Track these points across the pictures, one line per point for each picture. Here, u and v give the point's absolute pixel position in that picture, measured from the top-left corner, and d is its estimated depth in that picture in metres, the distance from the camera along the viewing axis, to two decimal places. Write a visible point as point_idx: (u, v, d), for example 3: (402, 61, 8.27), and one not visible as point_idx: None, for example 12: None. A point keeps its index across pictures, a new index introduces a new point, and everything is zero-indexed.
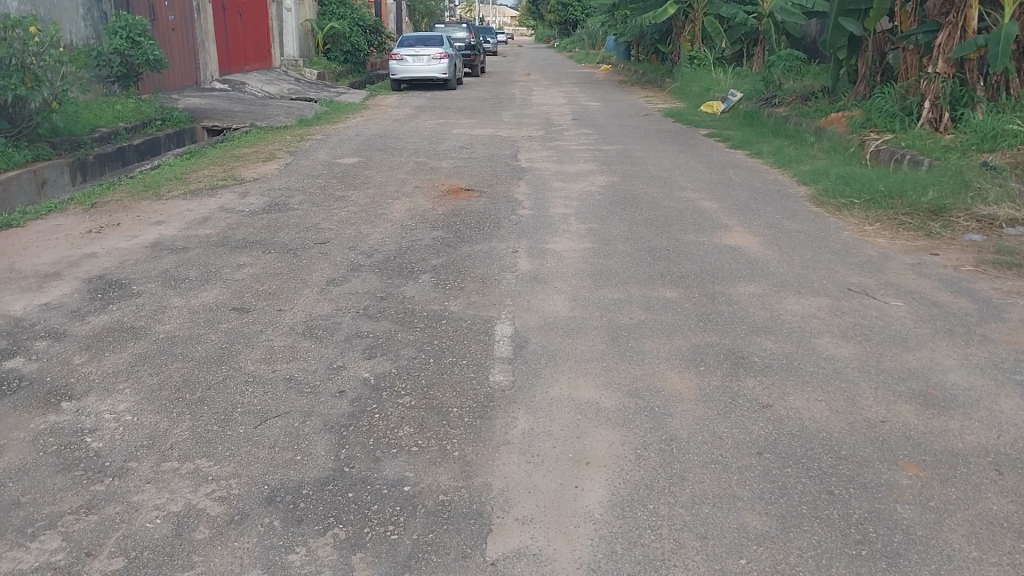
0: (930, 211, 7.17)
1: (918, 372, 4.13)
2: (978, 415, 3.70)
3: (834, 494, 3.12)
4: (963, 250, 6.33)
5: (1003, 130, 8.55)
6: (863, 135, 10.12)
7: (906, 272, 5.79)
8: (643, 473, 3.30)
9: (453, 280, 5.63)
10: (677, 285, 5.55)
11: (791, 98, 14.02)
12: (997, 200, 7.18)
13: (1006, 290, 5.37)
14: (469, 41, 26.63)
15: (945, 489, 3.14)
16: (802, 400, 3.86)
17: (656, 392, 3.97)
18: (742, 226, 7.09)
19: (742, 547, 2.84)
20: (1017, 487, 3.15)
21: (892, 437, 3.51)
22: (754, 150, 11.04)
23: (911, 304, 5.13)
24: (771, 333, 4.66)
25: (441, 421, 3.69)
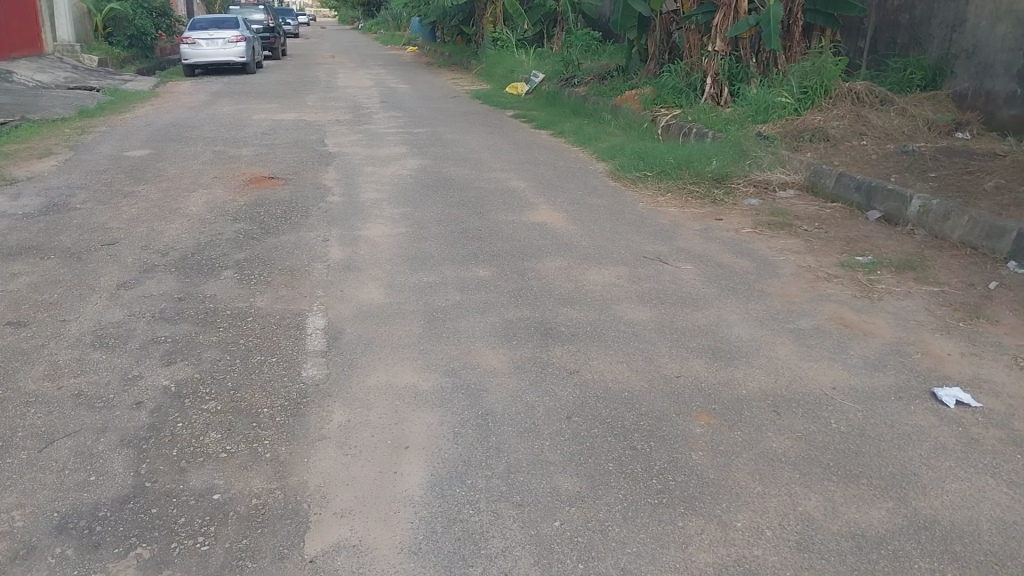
0: (714, 180, 7.78)
1: (707, 329, 4.49)
2: (758, 362, 4.08)
3: (637, 449, 3.33)
4: (744, 214, 6.92)
5: (773, 103, 9.38)
6: (654, 112, 10.79)
7: (695, 238, 6.24)
8: (460, 450, 3.35)
9: (258, 274, 5.40)
10: (489, 264, 5.65)
11: (590, 78, 14.61)
12: (770, 166, 7.90)
13: (779, 248, 5.94)
14: (266, 23, 25.45)
15: (733, 432, 3.45)
16: (606, 363, 4.08)
17: (471, 370, 4.04)
18: (548, 204, 7.33)
19: (556, 510, 2.97)
20: (792, 423, 3.51)
21: (686, 390, 3.81)
22: (557, 129, 11.42)
23: (700, 267, 5.55)
24: (578, 303, 4.87)
25: (250, 424, 3.55)
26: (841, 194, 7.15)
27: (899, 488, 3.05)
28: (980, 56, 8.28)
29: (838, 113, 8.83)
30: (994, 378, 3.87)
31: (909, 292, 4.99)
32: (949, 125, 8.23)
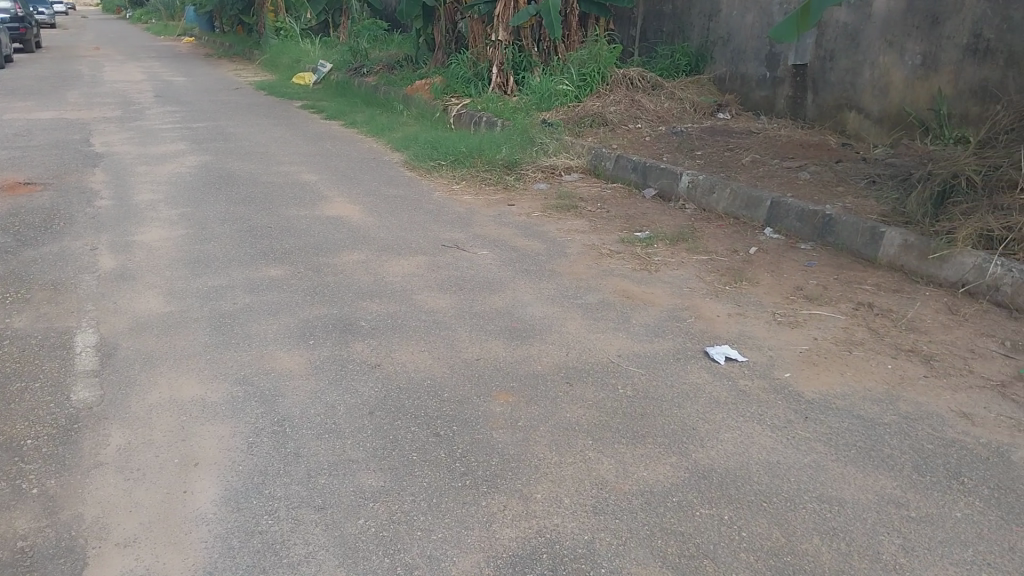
0: (505, 166, 7.96)
1: (503, 311, 4.59)
2: (552, 338, 4.24)
3: (439, 436, 3.35)
4: (534, 198, 7.16)
5: (556, 90, 9.74)
6: (445, 101, 10.90)
7: (489, 223, 6.37)
8: (257, 460, 3.21)
9: (14, 293, 4.83)
10: (281, 262, 5.43)
11: (379, 68, 14.43)
12: (556, 151, 8.21)
13: (568, 229, 6.20)
14: (14, 12, 22.74)
15: (530, 407, 3.57)
16: (406, 354, 4.06)
17: (266, 375, 3.87)
18: (341, 196, 7.17)
19: (359, 507, 2.92)
20: (585, 393, 3.68)
21: (485, 372, 3.88)
22: (348, 120, 11.18)
23: (495, 252, 5.67)
24: (375, 296, 4.81)
25: (10, 459, 3.18)
26: (620, 175, 7.58)
27: (680, 443, 3.29)
28: (733, 43, 9.05)
29: (615, 98, 9.34)
30: (756, 334, 4.28)
31: (683, 262, 5.39)
32: (712, 107, 8.97)
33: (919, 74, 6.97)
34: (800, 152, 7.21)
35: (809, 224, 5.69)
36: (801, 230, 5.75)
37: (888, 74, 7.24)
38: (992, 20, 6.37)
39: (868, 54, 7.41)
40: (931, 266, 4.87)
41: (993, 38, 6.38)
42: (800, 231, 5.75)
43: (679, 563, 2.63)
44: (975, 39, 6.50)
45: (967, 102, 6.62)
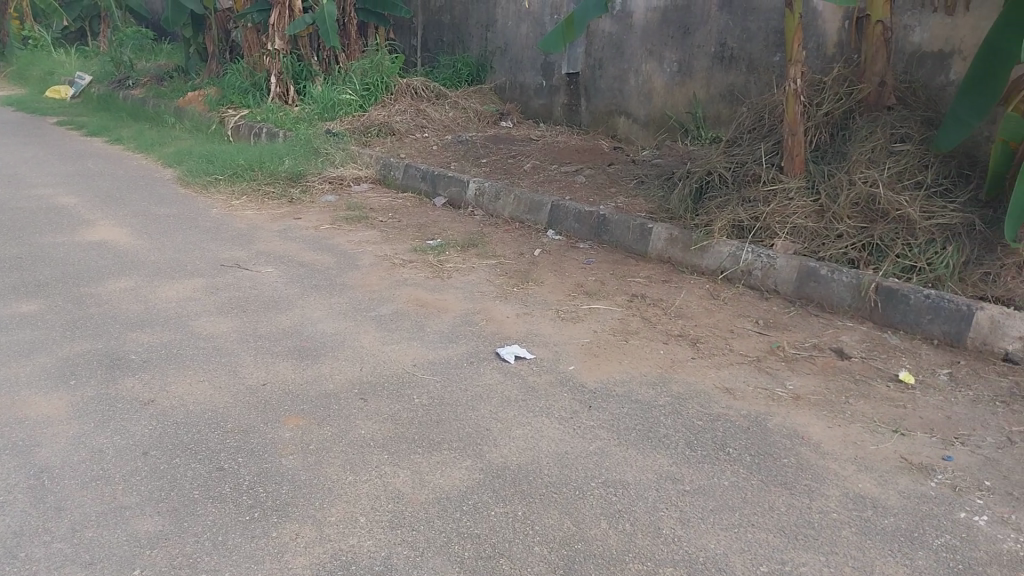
0: (289, 179, 7.68)
1: (290, 331, 4.42)
2: (343, 354, 4.15)
3: (224, 469, 3.16)
4: (321, 211, 6.97)
5: (339, 100, 9.54)
6: (221, 113, 10.36)
7: (274, 239, 6.12)
8: (9, 521, 2.85)
9: None
10: (35, 296, 4.89)
11: (145, 79, 13.43)
12: (342, 161, 8.04)
13: (357, 240, 6.09)
14: None
15: (322, 428, 3.46)
16: (184, 385, 3.79)
17: (19, 424, 3.46)
18: (106, 219, 6.59)
19: (135, 557, 2.69)
20: (378, 407, 3.63)
21: (273, 397, 3.71)
22: (112, 136, 10.30)
23: (280, 269, 5.45)
24: (148, 325, 4.46)
25: None
26: (409, 184, 7.58)
27: (474, 446, 3.33)
28: (511, 53, 9.35)
29: (399, 108, 9.33)
30: (543, 332, 4.43)
31: (472, 267, 5.48)
32: (494, 115, 9.20)
33: (677, 81, 7.58)
34: (577, 156, 7.58)
35: (587, 224, 5.99)
36: (580, 230, 6.04)
37: (650, 81, 7.81)
38: (733, 31, 7.06)
39: (632, 62, 7.94)
40: (694, 257, 5.31)
41: (735, 47, 7.07)
42: (580, 231, 6.04)
43: (477, 566, 2.66)
44: (720, 48, 7.17)
45: (718, 105, 7.29)
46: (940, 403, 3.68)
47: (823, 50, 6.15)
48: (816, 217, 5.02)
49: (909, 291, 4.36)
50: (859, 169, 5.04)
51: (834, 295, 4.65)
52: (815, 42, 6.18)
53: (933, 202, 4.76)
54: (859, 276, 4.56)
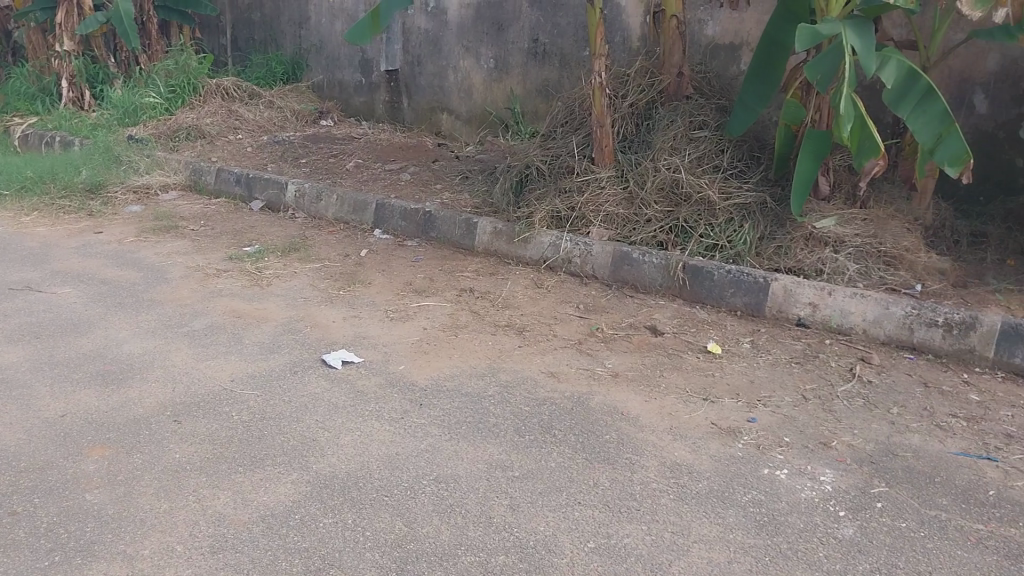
0: (87, 190, 7.09)
1: (93, 355, 4.09)
2: (153, 375, 3.88)
3: (16, 513, 2.87)
4: (125, 222, 6.48)
5: (142, 104, 8.91)
6: (5, 121, 9.40)
7: (71, 257, 5.63)
8: None
9: None
10: None
11: None
12: (147, 169, 7.52)
13: (167, 252, 5.72)
14: None
15: (131, 457, 3.22)
16: None
17: None
18: None
19: None
20: (194, 428, 3.43)
21: (73, 428, 3.41)
22: None
23: (79, 288, 5.02)
24: None
25: None
26: (223, 189, 7.21)
27: (300, 458, 3.22)
28: (326, 51, 9.12)
29: (209, 110, 8.85)
30: (370, 334, 4.36)
31: (294, 272, 5.30)
32: (314, 114, 8.93)
33: (494, 76, 7.69)
34: (400, 154, 7.53)
35: (412, 221, 5.96)
36: (406, 228, 6.00)
37: (469, 77, 7.87)
38: (544, 26, 7.26)
39: (449, 59, 7.97)
40: (517, 248, 5.41)
41: (547, 42, 7.27)
42: (405, 230, 6.00)
43: None
44: (534, 43, 7.35)
45: (535, 100, 7.47)
46: (744, 369, 3.97)
47: (628, 44, 6.44)
48: (627, 203, 5.26)
49: (712, 269, 4.67)
50: (663, 156, 5.32)
51: (647, 277, 4.90)
52: (620, 37, 6.46)
53: (729, 183, 5.10)
54: (668, 257, 4.83)
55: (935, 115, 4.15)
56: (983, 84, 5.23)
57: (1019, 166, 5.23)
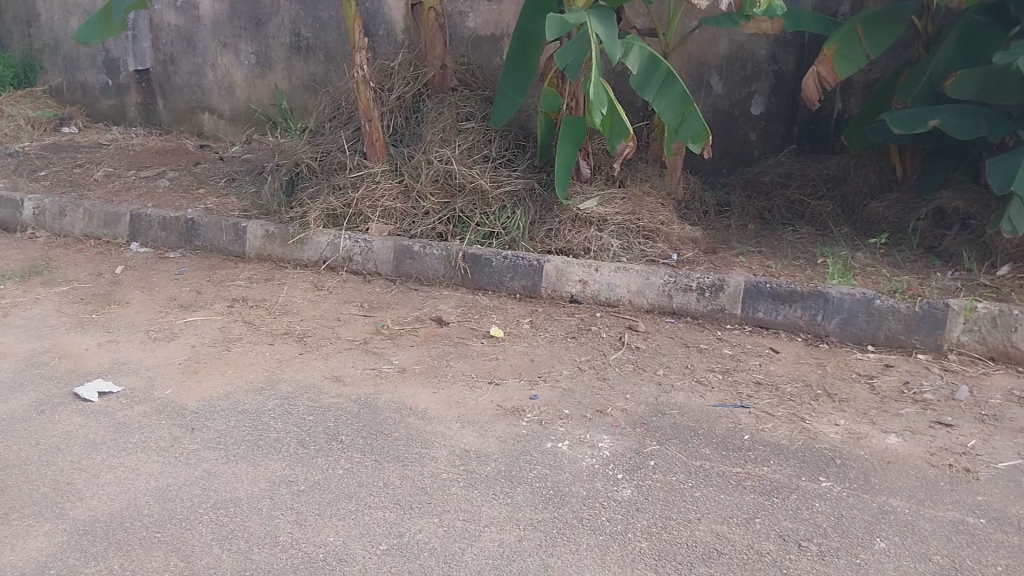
0: None
1: None
2: None
3: None
4: None
5: None
6: None
7: None
8: None
9: None
10: None
11: None
12: None
13: None
14: None
15: None
16: None
17: None
18: None
19: None
20: None
21: None
22: None
23: None
24: None
25: None
26: None
27: (54, 506, 2.89)
28: (62, 51, 8.23)
29: None
30: (132, 358, 4.00)
31: (37, 298, 4.75)
32: (53, 121, 8.04)
33: (257, 73, 7.33)
34: (157, 160, 6.98)
35: (175, 231, 5.54)
36: (168, 238, 5.57)
37: (229, 74, 7.44)
38: (305, 20, 7.03)
39: (205, 55, 7.48)
40: (293, 250, 5.21)
41: (310, 37, 7.06)
42: (167, 240, 5.57)
43: None
44: (296, 37, 7.10)
45: (303, 96, 7.22)
46: (525, 349, 4.09)
47: (393, 36, 6.38)
48: (403, 197, 5.22)
49: (491, 256, 4.76)
50: (433, 147, 5.32)
51: (429, 269, 4.91)
52: (385, 29, 6.38)
53: (500, 171, 5.21)
54: (446, 248, 4.86)
55: (676, 96, 4.46)
56: (716, 67, 5.74)
57: (751, 140, 5.81)
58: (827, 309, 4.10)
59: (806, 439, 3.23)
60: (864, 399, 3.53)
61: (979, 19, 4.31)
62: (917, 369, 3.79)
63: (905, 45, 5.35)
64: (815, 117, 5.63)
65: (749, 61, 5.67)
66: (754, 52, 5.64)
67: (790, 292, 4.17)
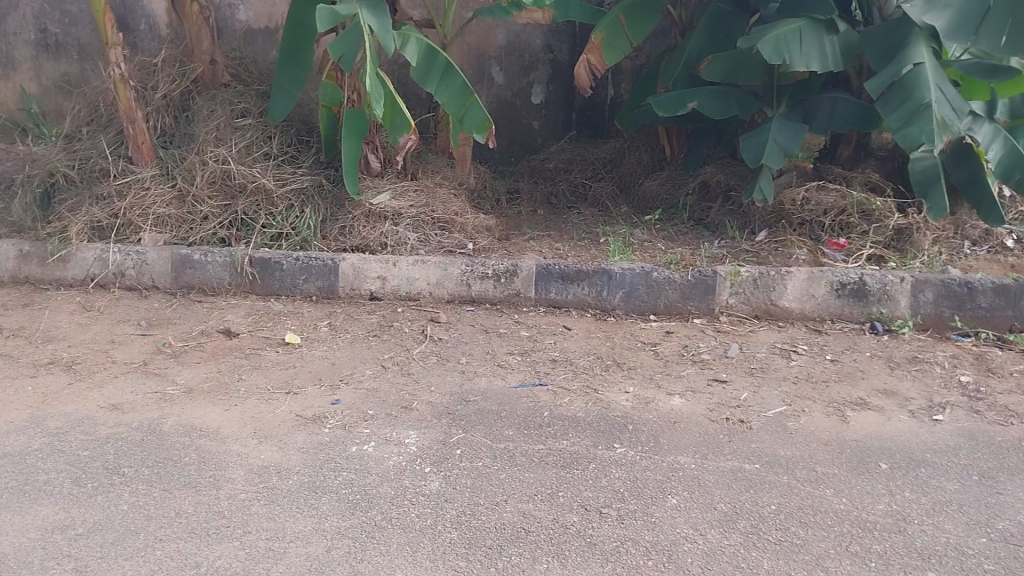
0: None
1: None
2: None
3: None
4: None
5: None
6: None
7: None
8: None
9: None
10: None
11: None
12: None
13: None
14: None
15: None
16: None
17: None
18: None
19: None
20: None
21: None
22: None
23: None
24: None
25: None
26: None
27: None
28: None
29: None
30: None
31: None
32: None
33: None
34: None
35: None
36: None
37: None
38: (51, 15, 6.35)
39: None
40: (54, 270, 4.71)
41: (58, 33, 6.39)
42: None
43: None
44: (41, 34, 6.39)
45: (56, 98, 6.52)
46: (323, 352, 3.96)
47: (155, 31, 5.91)
48: (178, 202, 4.88)
49: (280, 258, 4.56)
50: (207, 147, 4.99)
51: (213, 277, 4.63)
52: (145, 23, 5.89)
53: (283, 169, 4.99)
54: (231, 253, 4.60)
55: (457, 87, 4.48)
56: (495, 57, 5.85)
57: (535, 128, 5.99)
58: (612, 284, 4.32)
59: (600, 409, 3.39)
60: (650, 365, 3.76)
61: (723, 9, 4.70)
62: (693, 333, 4.09)
63: (665, 33, 5.72)
64: (590, 103, 5.90)
65: (527, 50, 5.82)
66: (530, 43, 5.81)
67: (578, 272, 4.35)
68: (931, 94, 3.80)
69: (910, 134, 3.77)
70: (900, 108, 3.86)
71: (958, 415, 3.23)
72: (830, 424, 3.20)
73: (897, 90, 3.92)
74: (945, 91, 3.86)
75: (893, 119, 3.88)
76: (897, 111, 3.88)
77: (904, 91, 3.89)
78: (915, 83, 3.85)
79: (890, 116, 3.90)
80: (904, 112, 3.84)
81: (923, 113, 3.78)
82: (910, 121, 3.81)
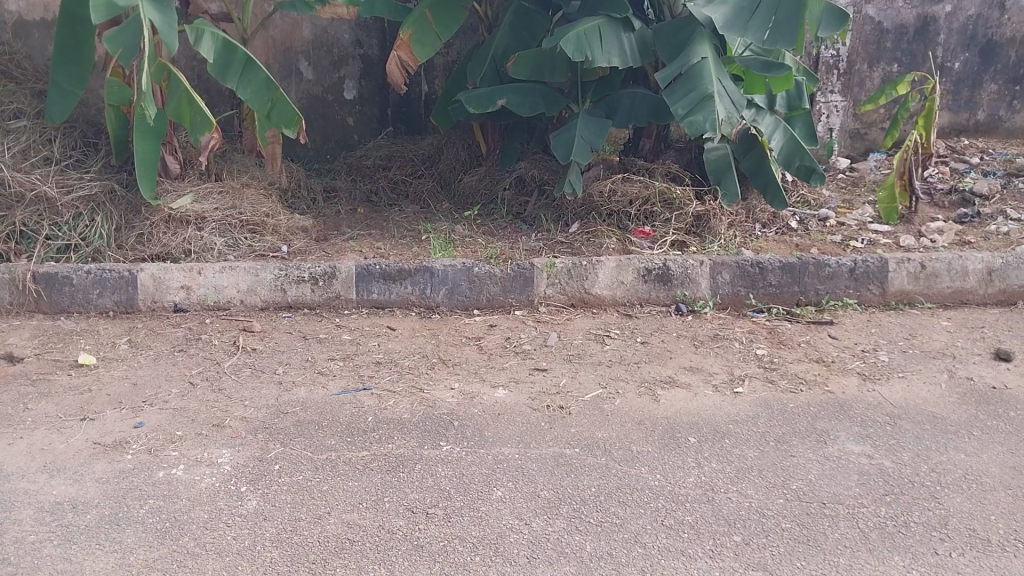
0: None
1: None
2: None
3: None
4: None
5: None
6: None
7: None
8: None
9: None
10: None
11: None
12: None
13: None
14: None
15: None
16: None
17: None
18: None
19: None
20: None
21: None
22: None
23: None
24: None
25: None
26: None
27: None
28: None
29: None
30: None
31: None
32: None
33: None
34: None
35: None
36: None
37: None
38: None
39: None
40: None
41: None
42: None
43: None
44: None
45: None
46: (124, 372, 3.65)
47: None
48: None
49: (68, 272, 4.17)
50: None
51: None
52: None
53: (67, 175, 4.57)
54: (10, 269, 4.16)
55: (259, 82, 4.27)
56: (303, 52, 5.67)
57: (349, 124, 5.86)
58: (433, 281, 4.31)
59: (426, 408, 3.35)
60: (473, 359, 3.78)
61: (528, 6, 4.80)
62: (514, 324, 4.15)
63: (473, 29, 5.77)
64: (404, 99, 5.85)
65: (335, 45, 5.67)
66: (338, 38, 5.66)
67: (398, 271, 4.29)
68: (713, 87, 4.06)
69: (695, 121, 3.99)
70: (686, 97, 4.08)
71: (756, 386, 3.49)
72: (643, 403, 3.35)
73: (683, 81, 4.15)
74: (725, 86, 4.16)
75: (679, 106, 4.07)
76: (683, 99, 4.08)
77: (689, 82, 4.12)
78: (699, 77, 4.10)
79: (677, 103, 4.10)
80: (689, 101, 4.06)
81: (706, 103, 4.02)
82: (694, 108, 4.03)
